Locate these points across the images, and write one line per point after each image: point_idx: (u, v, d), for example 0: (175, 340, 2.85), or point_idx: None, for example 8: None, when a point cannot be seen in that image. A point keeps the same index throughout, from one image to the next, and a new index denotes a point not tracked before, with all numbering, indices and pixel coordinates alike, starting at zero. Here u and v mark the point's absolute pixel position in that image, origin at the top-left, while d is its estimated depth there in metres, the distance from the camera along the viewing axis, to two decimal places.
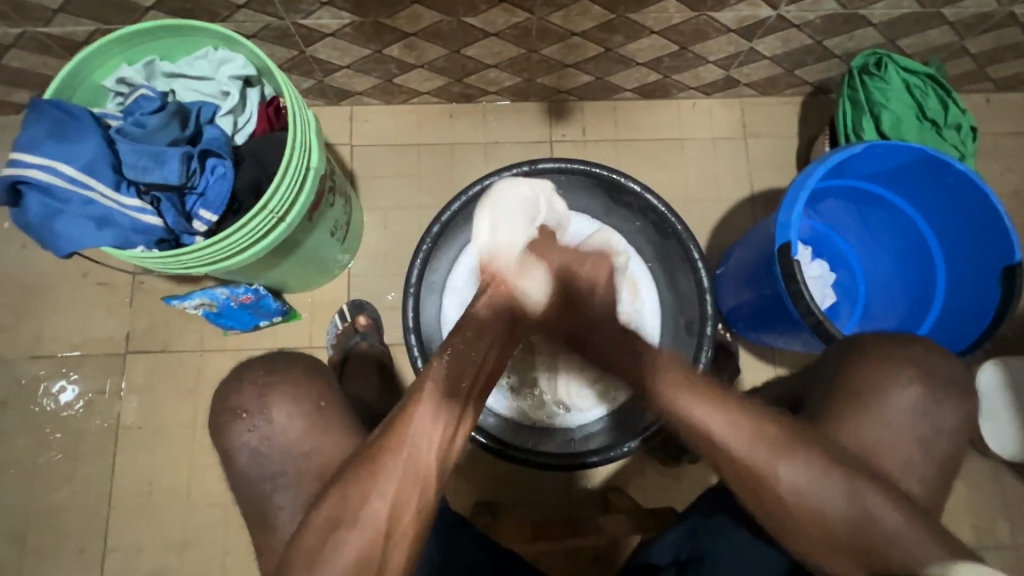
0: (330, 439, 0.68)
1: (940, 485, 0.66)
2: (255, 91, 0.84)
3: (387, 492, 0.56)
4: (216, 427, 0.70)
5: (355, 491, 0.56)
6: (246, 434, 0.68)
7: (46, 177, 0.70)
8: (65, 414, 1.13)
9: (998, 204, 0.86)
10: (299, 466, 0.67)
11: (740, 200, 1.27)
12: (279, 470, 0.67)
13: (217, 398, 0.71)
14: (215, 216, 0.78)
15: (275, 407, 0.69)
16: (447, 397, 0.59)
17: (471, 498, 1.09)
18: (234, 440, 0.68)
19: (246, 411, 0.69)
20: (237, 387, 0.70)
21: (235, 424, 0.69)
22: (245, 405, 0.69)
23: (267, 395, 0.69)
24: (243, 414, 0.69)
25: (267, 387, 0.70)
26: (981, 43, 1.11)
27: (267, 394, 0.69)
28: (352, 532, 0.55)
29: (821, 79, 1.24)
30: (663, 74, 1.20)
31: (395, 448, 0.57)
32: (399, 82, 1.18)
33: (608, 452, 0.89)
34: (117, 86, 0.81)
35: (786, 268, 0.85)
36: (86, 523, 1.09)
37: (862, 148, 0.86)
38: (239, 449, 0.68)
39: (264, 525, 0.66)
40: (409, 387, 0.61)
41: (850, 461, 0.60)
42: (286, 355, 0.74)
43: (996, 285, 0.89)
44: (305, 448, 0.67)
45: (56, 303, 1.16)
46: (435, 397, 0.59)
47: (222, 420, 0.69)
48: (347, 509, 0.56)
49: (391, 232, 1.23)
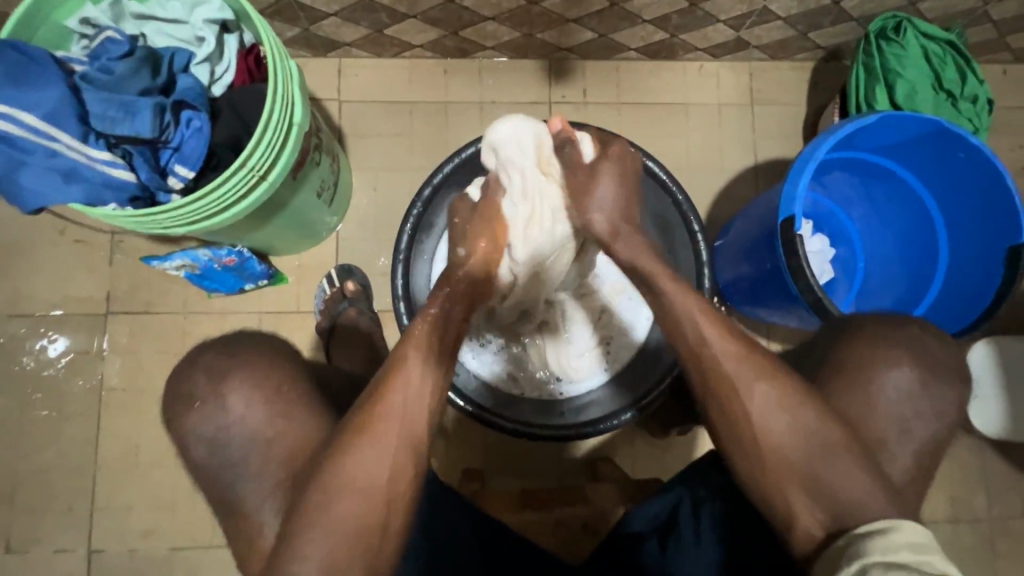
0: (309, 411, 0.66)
1: (927, 466, 0.66)
2: (233, 37, 0.78)
3: (368, 463, 0.56)
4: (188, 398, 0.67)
5: (336, 468, 0.56)
6: (213, 419, 0.66)
7: (7, 125, 0.65)
8: (47, 374, 1.10)
9: (1009, 182, 0.83)
10: (279, 440, 0.65)
11: (743, 170, 1.23)
12: (262, 441, 0.65)
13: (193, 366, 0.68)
14: (192, 172, 0.72)
15: (235, 390, 0.66)
16: (429, 357, 0.62)
17: (460, 464, 1.10)
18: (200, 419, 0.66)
19: (202, 398, 0.66)
20: (192, 373, 0.68)
21: (207, 401, 0.66)
22: (200, 391, 0.66)
23: (227, 378, 0.67)
24: (216, 390, 0.66)
25: (225, 371, 0.67)
26: (1005, 10, 1.05)
27: (248, 365, 0.67)
28: (346, 488, 0.55)
29: (835, 44, 1.18)
30: (670, 33, 1.14)
31: (385, 408, 0.58)
32: (390, 34, 1.11)
33: (599, 423, 0.92)
34: (82, 27, 0.75)
35: (787, 244, 0.81)
36: (72, 483, 1.09)
37: (875, 118, 0.82)
38: (217, 420, 0.66)
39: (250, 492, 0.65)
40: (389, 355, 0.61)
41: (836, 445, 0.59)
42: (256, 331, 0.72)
43: (1000, 266, 0.87)
44: (284, 423, 0.65)
45: (31, 259, 1.12)
46: (416, 360, 0.61)
47: (196, 394, 0.67)
48: (334, 474, 0.56)
49: (380, 194, 1.18)
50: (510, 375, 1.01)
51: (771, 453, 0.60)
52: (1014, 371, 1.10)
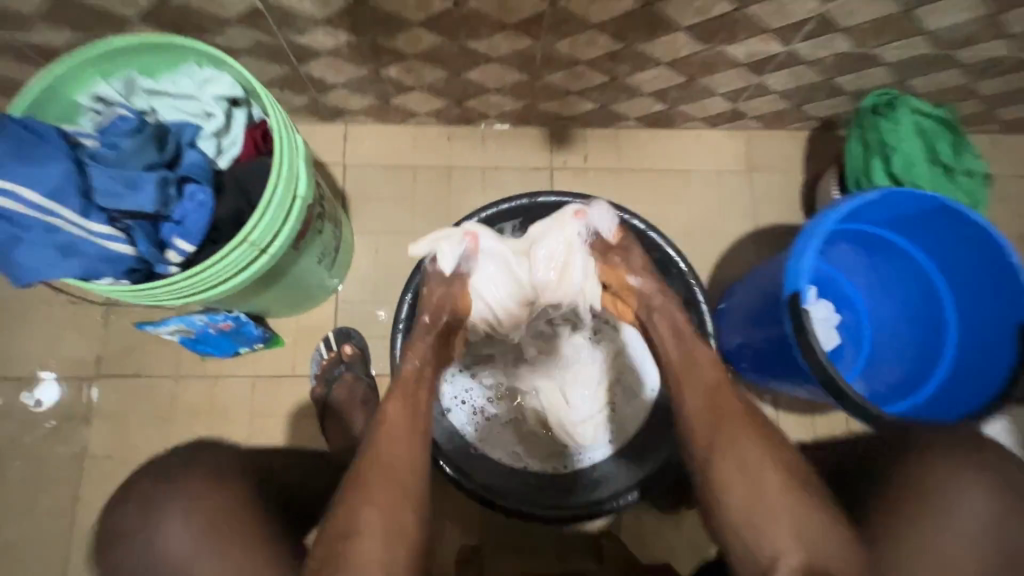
0: (221, 549, 0.64)
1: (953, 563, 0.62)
2: (242, 112, 0.79)
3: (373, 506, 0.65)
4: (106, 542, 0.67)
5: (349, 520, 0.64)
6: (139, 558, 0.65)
7: (6, 202, 0.64)
8: (27, 443, 1.06)
9: (1016, 262, 0.80)
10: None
11: (744, 235, 1.24)
12: (211, 556, 0.64)
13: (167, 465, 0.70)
14: (192, 245, 0.72)
15: (165, 525, 0.65)
16: (413, 403, 0.76)
17: (458, 541, 1.05)
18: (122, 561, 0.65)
19: (129, 534, 0.66)
20: (121, 507, 0.68)
21: (119, 549, 0.66)
22: (128, 529, 0.66)
23: (153, 516, 0.65)
24: (128, 537, 0.66)
25: (156, 507, 0.66)
26: (991, 86, 1.10)
27: (177, 501, 0.66)
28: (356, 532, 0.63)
29: (829, 116, 1.22)
30: (668, 105, 1.17)
31: (379, 449, 0.70)
32: (397, 103, 1.14)
33: (614, 501, 0.88)
34: (93, 103, 0.76)
35: (795, 318, 0.80)
36: (43, 560, 1.02)
37: (875, 195, 0.82)
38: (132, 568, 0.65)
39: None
40: (377, 415, 0.74)
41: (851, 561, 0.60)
42: (199, 447, 0.73)
43: (1011, 346, 0.83)
44: (214, 541, 0.65)
45: (24, 318, 1.10)
46: (400, 409, 0.74)
47: (122, 534, 0.66)
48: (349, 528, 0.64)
49: (382, 256, 1.18)
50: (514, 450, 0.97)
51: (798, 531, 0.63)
52: None
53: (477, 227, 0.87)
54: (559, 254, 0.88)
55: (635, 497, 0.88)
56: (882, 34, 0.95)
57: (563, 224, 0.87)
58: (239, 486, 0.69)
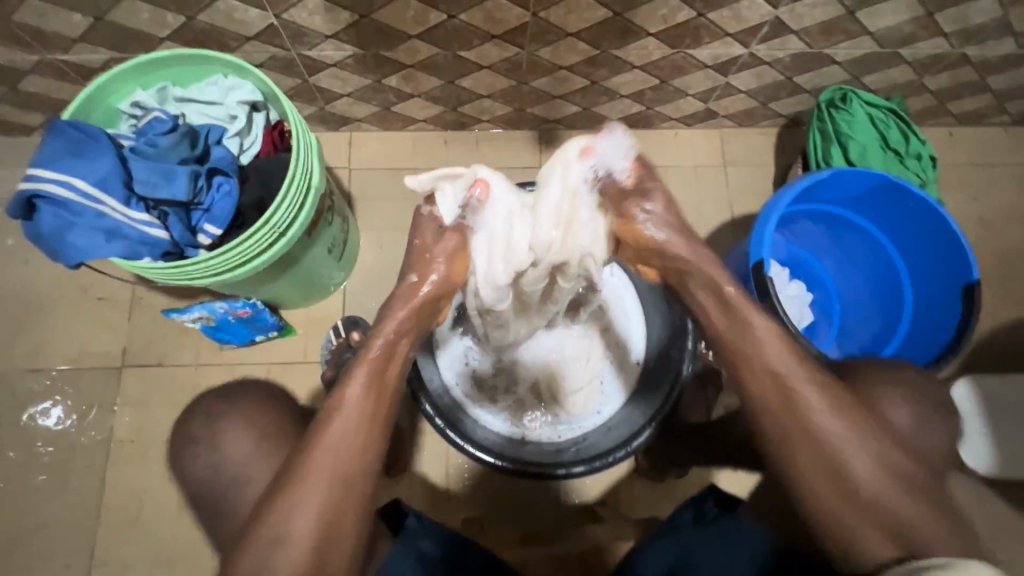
0: (268, 457, 0.74)
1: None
2: (261, 115, 0.89)
3: (315, 500, 0.60)
4: (176, 451, 0.78)
5: (286, 508, 0.60)
6: (204, 457, 0.76)
7: (62, 191, 0.75)
8: (57, 429, 1.13)
9: (955, 226, 0.92)
10: (252, 476, 0.73)
11: (721, 224, 1.33)
12: (265, 459, 0.74)
13: (221, 391, 0.81)
14: (219, 228, 0.82)
15: (224, 433, 0.76)
16: (379, 391, 0.66)
17: (462, 512, 1.11)
18: (189, 462, 0.76)
19: (197, 439, 0.77)
20: (190, 420, 0.79)
21: (189, 451, 0.77)
22: (196, 434, 0.77)
23: (216, 423, 0.77)
24: (198, 440, 0.76)
25: (218, 416, 0.77)
26: (938, 81, 1.21)
27: (237, 414, 0.77)
28: (294, 523, 0.59)
29: (794, 113, 1.33)
30: (646, 106, 1.28)
31: (324, 441, 0.62)
32: (397, 110, 1.25)
33: (630, 444, 0.92)
34: (131, 109, 0.87)
35: (759, 284, 0.91)
36: (73, 539, 1.09)
37: (827, 173, 0.93)
38: (201, 466, 0.76)
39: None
40: (331, 399, 0.64)
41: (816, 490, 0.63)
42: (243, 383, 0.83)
43: (959, 302, 0.94)
44: (271, 447, 0.75)
45: (56, 315, 1.18)
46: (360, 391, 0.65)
47: (191, 438, 0.77)
48: (283, 523, 0.59)
49: (386, 251, 1.27)
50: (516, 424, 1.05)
51: (856, 499, 0.62)
52: (995, 407, 1.19)
53: (484, 174, 0.73)
54: (566, 199, 0.70)
55: (650, 432, 0.92)
56: (831, 36, 1.06)
57: (567, 162, 0.69)
58: (286, 406, 0.81)
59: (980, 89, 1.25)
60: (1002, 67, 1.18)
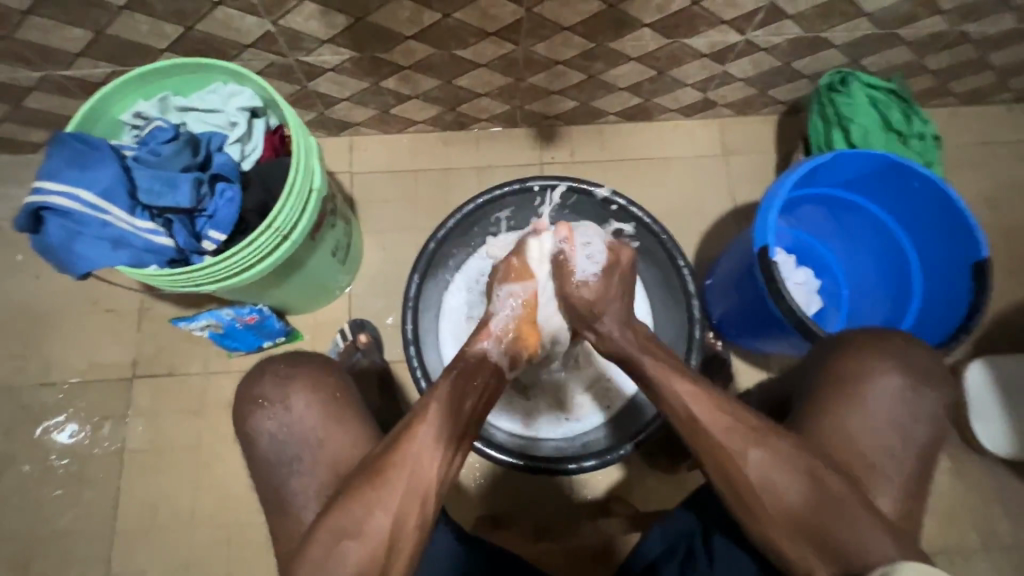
0: (329, 438, 0.72)
1: (912, 461, 0.69)
2: (261, 121, 0.90)
3: (395, 503, 0.61)
4: (239, 416, 0.75)
5: (364, 503, 0.61)
6: (270, 420, 0.73)
7: (69, 203, 0.76)
8: (71, 442, 1.14)
9: (961, 204, 0.91)
10: (320, 453, 0.72)
11: (725, 213, 1.33)
12: (338, 423, 0.73)
13: (286, 356, 0.79)
14: (223, 234, 0.83)
15: (294, 397, 0.74)
16: (458, 410, 0.69)
17: (476, 511, 1.11)
18: (256, 426, 0.73)
19: (266, 400, 0.74)
20: (259, 379, 0.76)
21: (255, 413, 0.74)
22: (264, 395, 0.74)
23: (287, 386, 0.75)
24: (267, 403, 0.74)
25: (288, 378, 0.75)
26: (938, 61, 1.20)
27: (307, 379, 0.75)
28: (374, 522, 0.60)
29: (794, 99, 1.32)
30: (644, 98, 1.27)
31: (408, 449, 0.63)
32: (396, 113, 1.25)
33: (606, 455, 0.90)
34: (134, 119, 0.88)
35: (766, 271, 0.90)
36: (89, 550, 1.10)
37: (828, 156, 0.92)
38: (266, 434, 0.73)
39: (304, 484, 0.70)
40: (412, 410, 0.67)
41: (826, 473, 0.63)
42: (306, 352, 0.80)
43: (968, 281, 0.93)
44: (334, 428, 0.73)
45: (65, 329, 1.19)
46: (440, 420, 0.66)
47: (258, 399, 0.74)
48: (354, 519, 0.60)
49: (390, 253, 1.28)
50: (526, 431, 1.04)
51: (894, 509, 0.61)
52: (1011, 386, 1.17)
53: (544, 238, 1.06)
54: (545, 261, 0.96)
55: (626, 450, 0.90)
56: (828, 19, 1.05)
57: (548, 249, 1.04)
58: (346, 379, 0.79)
59: (982, 68, 1.24)
60: (1004, 43, 1.17)
